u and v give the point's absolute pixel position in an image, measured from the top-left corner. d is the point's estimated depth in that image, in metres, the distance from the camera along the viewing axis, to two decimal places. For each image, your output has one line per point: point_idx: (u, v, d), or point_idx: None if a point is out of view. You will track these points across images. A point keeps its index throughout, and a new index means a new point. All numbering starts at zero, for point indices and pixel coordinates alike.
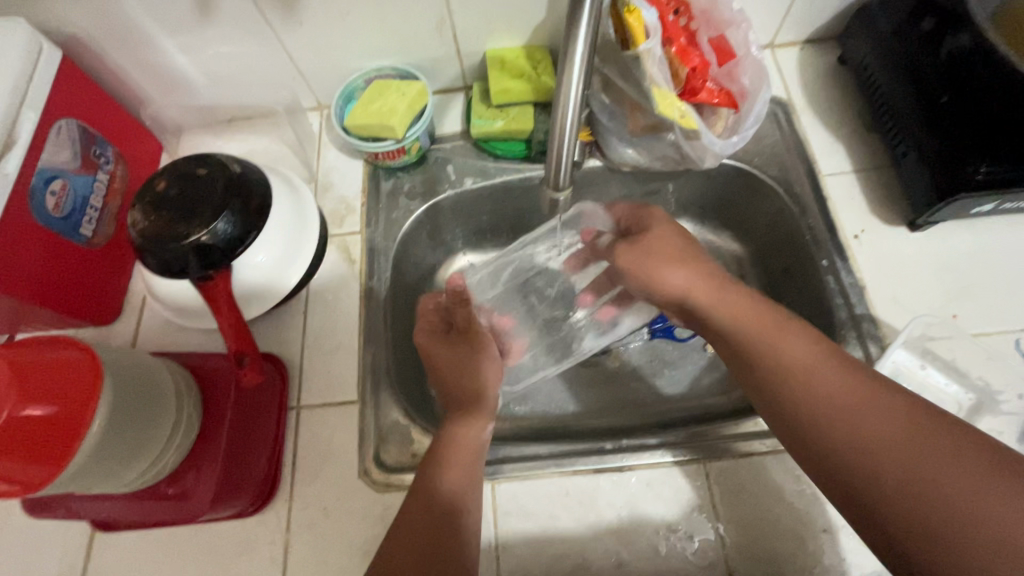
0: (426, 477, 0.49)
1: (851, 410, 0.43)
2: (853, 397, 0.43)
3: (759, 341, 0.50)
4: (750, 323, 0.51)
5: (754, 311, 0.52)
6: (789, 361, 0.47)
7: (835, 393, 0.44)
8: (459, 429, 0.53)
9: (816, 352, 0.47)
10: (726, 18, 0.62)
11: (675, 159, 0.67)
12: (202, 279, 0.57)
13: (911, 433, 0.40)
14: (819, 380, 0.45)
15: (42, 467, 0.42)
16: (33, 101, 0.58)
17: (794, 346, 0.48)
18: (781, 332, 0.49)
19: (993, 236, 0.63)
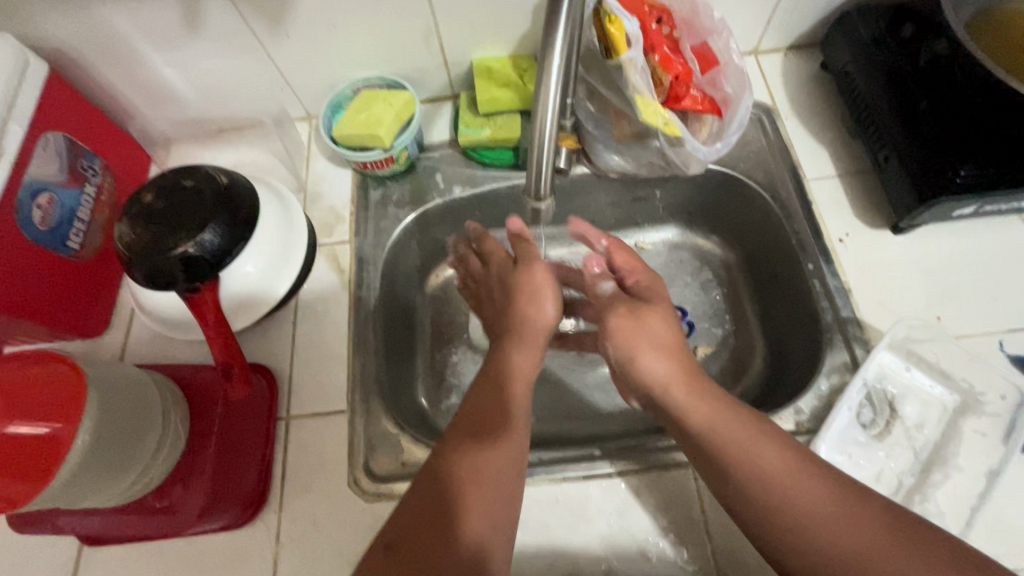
0: (421, 528, 0.43)
1: (833, 537, 0.42)
2: (835, 521, 0.43)
3: (731, 449, 0.48)
4: (721, 425, 0.49)
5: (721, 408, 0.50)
6: (769, 478, 0.46)
7: (816, 517, 0.43)
8: (462, 463, 0.47)
9: (789, 467, 0.46)
10: (706, 27, 0.64)
11: (661, 166, 0.67)
12: (190, 291, 0.57)
13: (899, 567, 0.40)
14: (799, 502, 0.44)
15: (27, 483, 0.42)
16: (19, 116, 0.58)
17: (767, 459, 0.46)
18: (750, 436, 0.48)
19: (976, 238, 0.64)
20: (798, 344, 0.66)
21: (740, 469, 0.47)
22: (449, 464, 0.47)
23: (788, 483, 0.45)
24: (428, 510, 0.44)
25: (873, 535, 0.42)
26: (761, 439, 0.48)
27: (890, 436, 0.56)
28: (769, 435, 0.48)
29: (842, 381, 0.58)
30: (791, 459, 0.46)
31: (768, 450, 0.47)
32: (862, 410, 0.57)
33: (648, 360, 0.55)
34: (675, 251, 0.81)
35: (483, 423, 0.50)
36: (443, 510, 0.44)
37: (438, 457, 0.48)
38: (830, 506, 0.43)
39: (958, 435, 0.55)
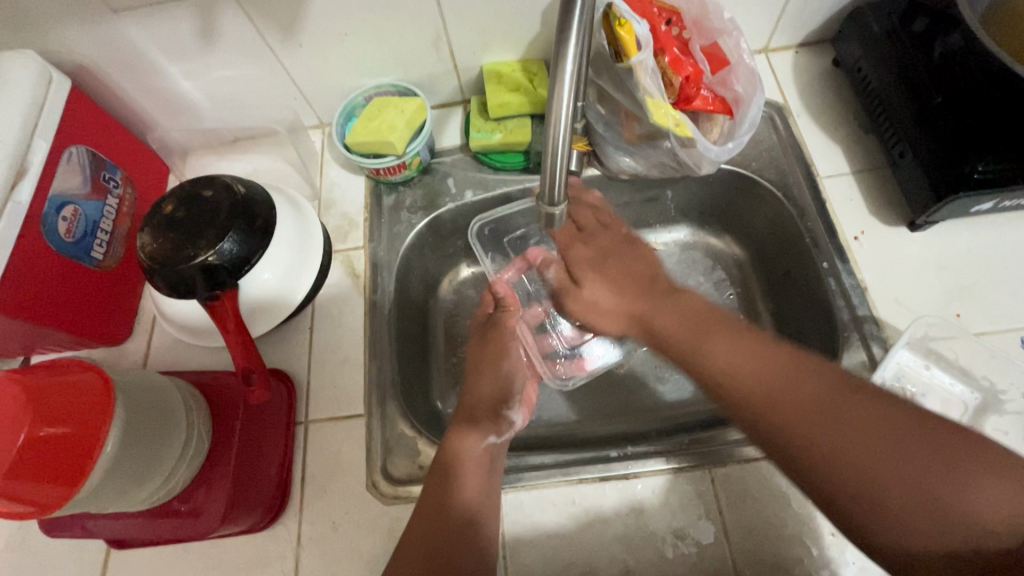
0: (433, 491, 0.52)
1: (789, 401, 0.44)
2: (787, 386, 0.45)
3: (692, 348, 0.51)
4: (685, 331, 0.52)
5: (685, 318, 0.54)
6: (724, 366, 0.48)
7: (772, 384, 0.46)
8: (459, 440, 0.55)
9: (747, 352, 0.48)
10: (716, 27, 0.63)
11: (672, 166, 0.67)
12: (211, 299, 0.58)
13: (849, 421, 0.42)
14: (753, 379, 0.46)
15: (58, 487, 0.43)
16: (44, 130, 0.60)
17: (722, 349, 0.49)
18: (710, 334, 0.51)
19: (995, 233, 0.63)
20: (813, 343, 0.65)
21: (702, 362, 0.50)
22: (452, 452, 0.54)
23: (740, 363, 0.48)
24: (433, 479, 0.53)
25: (823, 394, 0.44)
26: (721, 334, 0.51)
27: None
28: (722, 329, 0.51)
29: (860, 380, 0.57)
30: (746, 345, 0.49)
31: (726, 342, 0.50)
32: None
33: (600, 293, 0.60)
34: (687, 251, 0.81)
35: (479, 412, 0.58)
36: (444, 476, 0.53)
37: (442, 455, 0.54)
38: (786, 377, 0.45)
39: (979, 433, 0.55)
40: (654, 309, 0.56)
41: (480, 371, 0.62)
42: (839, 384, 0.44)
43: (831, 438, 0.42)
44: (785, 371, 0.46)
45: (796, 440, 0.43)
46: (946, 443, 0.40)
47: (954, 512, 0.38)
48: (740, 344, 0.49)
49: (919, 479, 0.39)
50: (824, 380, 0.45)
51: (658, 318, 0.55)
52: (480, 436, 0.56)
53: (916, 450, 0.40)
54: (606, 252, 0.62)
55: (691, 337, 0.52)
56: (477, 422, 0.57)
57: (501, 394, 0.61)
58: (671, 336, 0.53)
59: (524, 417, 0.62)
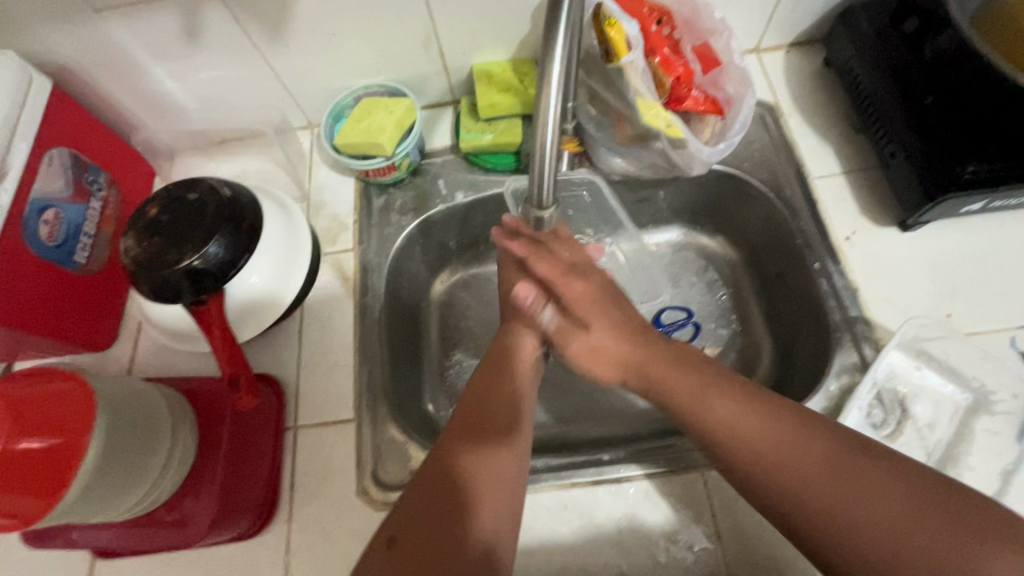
0: (433, 526, 0.42)
1: (796, 476, 0.41)
2: (793, 455, 0.42)
3: (692, 409, 0.48)
4: (682, 389, 0.49)
5: (680, 371, 0.50)
6: (725, 430, 0.45)
7: (775, 453, 0.43)
8: (468, 459, 0.47)
9: (749, 417, 0.45)
10: (708, 28, 0.63)
11: (664, 167, 0.67)
12: (196, 303, 0.57)
13: (864, 500, 0.39)
14: (759, 449, 0.44)
15: (37, 500, 0.42)
16: (24, 133, 0.59)
17: (724, 411, 0.46)
18: (708, 395, 0.48)
19: (986, 234, 0.63)
20: (805, 344, 0.65)
21: (702, 426, 0.47)
22: (468, 486, 0.45)
23: (741, 427, 0.45)
24: (436, 515, 0.43)
25: (833, 474, 0.41)
26: (719, 393, 0.47)
27: (899, 435, 0.56)
28: (720, 383, 0.48)
29: (852, 381, 0.57)
30: (748, 406, 0.46)
31: (726, 402, 0.47)
32: (872, 410, 0.56)
33: (604, 343, 0.54)
34: (679, 252, 0.80)
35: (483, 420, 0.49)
36: (452, 511, 0.43)
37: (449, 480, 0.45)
38: (793, 453, 0.42)
39: (969, 434, 0.55)
40: (653, 360, 0.52)
41: (479, 379, 0.53)
42: (851, 455, 0.41)
43: (844, 521, 0.39)
44: (784, 436, 0.43)
45: (802, 519, 0.41)
46: (969, 524, 0.37)
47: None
48: (743, 407, 0.46)
49: (942, 568, 0.36)
50: (830, 446, 0.42)
51: (657, 376, 0.51)
52: (503, 456, 0.48)
53: (938, 536, 0.37)
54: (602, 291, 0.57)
55: (691, 393, 0.48)
56: (489, 436, 0.48)
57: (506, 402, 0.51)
58: (672, 400, 0.49)
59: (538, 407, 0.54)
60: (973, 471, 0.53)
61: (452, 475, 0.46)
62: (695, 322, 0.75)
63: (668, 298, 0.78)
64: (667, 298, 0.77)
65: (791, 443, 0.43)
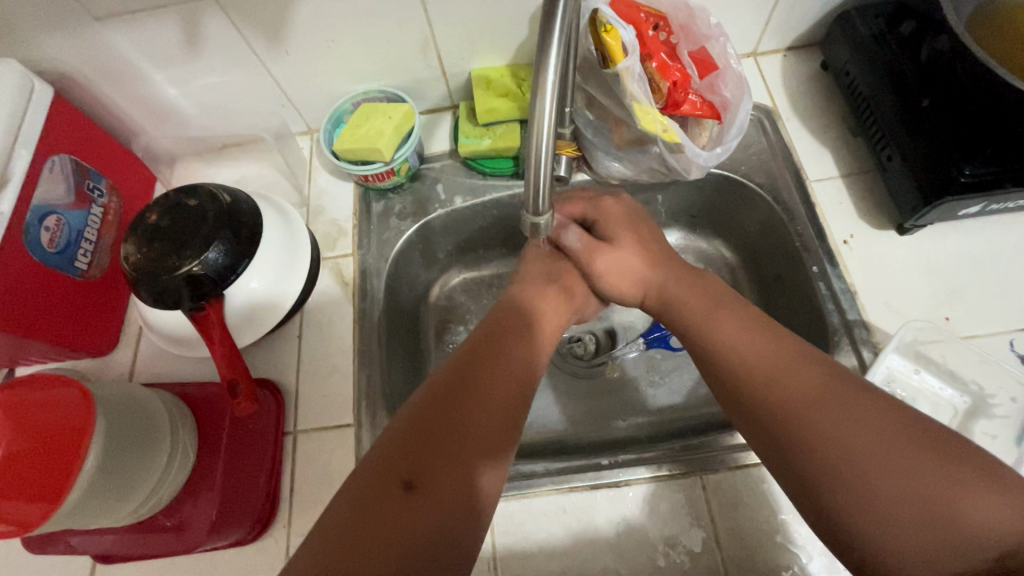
0: (435, 428, 0.41)
1: (792, 386, 0.44)
2: (790, 369, 0.45)
3: (705, 332, 0.51)
4: (700, 313, 0.52)
5: (700, 290, 0.54)
6: (731, 345, 0.48)
7: (771, 368, 0.45)
8: (477, 374, 0.45)
9: (759, 335, 0.48)
10: (704, 33, 0.64)
11: (662, 171, 0.67)
12: (196, 310, 0.58)
13: (857, 417, 0.40)
14: (761, 362, 0.46)
15: (41, 504, 0.43)
16: (26, 140, 0.59)
17: (726, 327, 0.50)
18: (720, 312, 0.51)
19: (984, 237, 0.63)
20: None
21: (710, 343, 0.50)
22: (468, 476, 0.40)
23: (748, 345, 0.48)
24: (438, 423, 0.41)
25: (824, 391, 0.43)
26: (727, 314, 0.51)
27: None
28: (733, 306, 0.52)
29: None
30: (755, 326, 0.49)
31: (736, 324, 0.50)
32: None
33: (625, 262, 0.58)
34: (678, 255, 0.80)
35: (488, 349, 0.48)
36: (452, 425, 0.42)
37: (435, 476, 0.39)
38: (789, 368, 0.45)
39: (968, 438, 0.54)
40: (671, 280, 0.56)
41: (478, 362, 0.46)
42: (848, 382, 0.43)
43: (830, 436, 0.40)
44: (785, 355, 0.46)
45: (788, 427, 0.42)
46: (946, 453, 0.38)
47: (945, 519, 0.36)
48: (751, 330, 0.48)
49: (909, 485, 0.37)
50: (831, 376, 0.43)
51: (671, 295, 0.55)
52: (501, 447, 0.43)
53: (911, 455, 0.38)
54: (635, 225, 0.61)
55: (704, 312, 0.52)
56: (490, 411, 0.43)
57: (516, 382, 0.46)
58: (691, 325, 0.52)
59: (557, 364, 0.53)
60: None
61: (446, 455, 0.40)
62: None
63: None
64: None
65: (789, 367, 0.45)
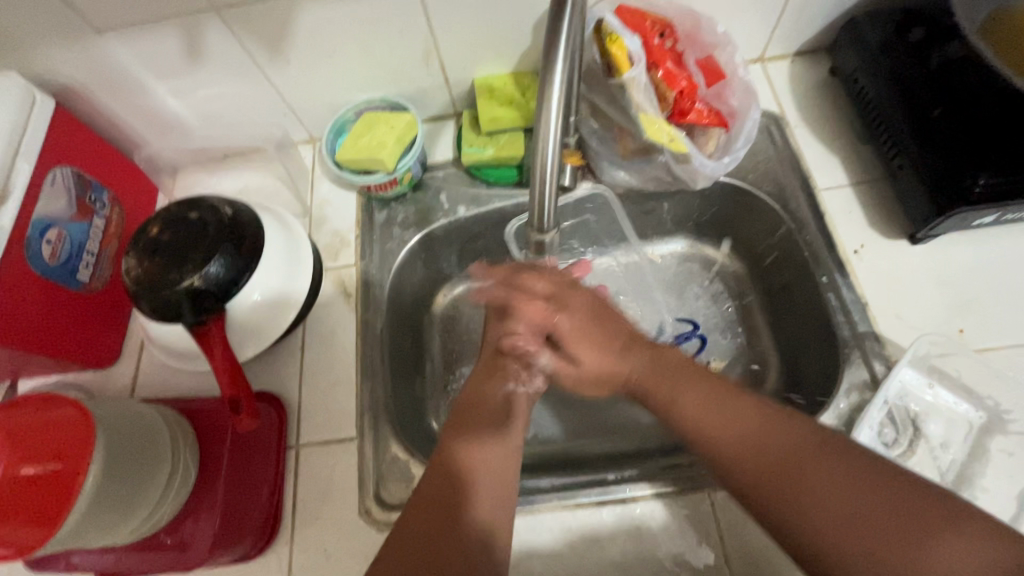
0: (433, 510, 0.46)
1: (761, 459, 0.44)
2: (743, 432, 0.46)
3: (670, 402, 0.51)
4: (657, 383, 0.52)
5: (663, 364, 0.53)
6: (692, 416, 0.49)
7: (743, 438, 0.46)
8: (464, 447, 0.50)
9: (720, 401, 0.48)
10: (710, 40, 0.63)
11: (667, 180, 0.67)
12: (197, 324, 0.56)
13: (823, 476, 0.42)
14: (725, 432, 0.46)
15: (37, 529, 0.42)
16: (27, 153, 0.59)
17: (695, 400, 0.49)
18: (685, 386, 0.51)
19: (999, 247, 0.62)
20: (814, 359, 0.64)
21: (683, 421, 0.49)
22: (460, 472, 0.48)
23: (711, 412, 0.48)
24: (434, 495, 0.47)
25: (792, 451, 0.44)
26: (692, 387, 0.50)
27: (913, 456, 0.54)
28: (703, 380, 0.50)
29: (862, 400, 0.56)
30: (719, 399, 0.48)
31: (701, 395, 0.49)
32: (883, 428, 0.55)
33: (590, 357, 0.56)
34: (684, 264, 0.79)
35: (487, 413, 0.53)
36: (450, 493, 0.47)
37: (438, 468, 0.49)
38: (760, 428, 0.45)
39: (983, 454, 0.53)
40: (637, 370, 0.54)
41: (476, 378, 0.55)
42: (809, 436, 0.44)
43: (792, 496, 0.42)
44: (758, 426, 0.46)
45: (761, 481, 0.44)
46: (912, 503, 0.39)
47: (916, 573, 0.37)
48: (718, 400, 0.48)
49: (879, 544, 0.38)
50: (799, 432, 0.44)
51: (642, 380, 0.53)
52: (488, 448, 0.50)
53: (877, 512, 0.39)
54: (588, 316, 0.56)
55: (669, 387, 0.51)
56: (482, 422, 0.52)
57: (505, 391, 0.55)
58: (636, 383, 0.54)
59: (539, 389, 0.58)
60: (986, 493, 0.51)
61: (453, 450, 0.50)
62: (701, 334, 0.75)
63: (674, 311, 0.77)
64: (673, 311, 0.77)
65: (762, 437, 0.45)
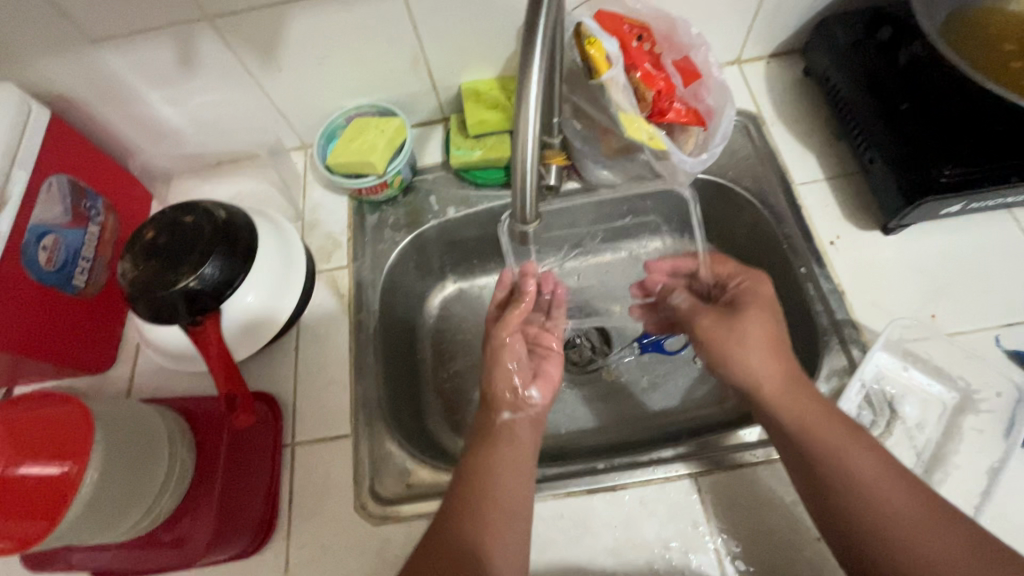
0: (453, 523, 0.48)
1: (918, 545, 0.43)
2: (905, 513, 0.44)
3: (827, 459, 0.48)
4: (825, 433, 0.49)
5: (826, 412, 0.51)
6: (857, 486, 0.46)
7: (903, 527, 0.44)
8: (483, 452, 0.53)
9: (886, 471, 0.47)
10: (685, 42, 0.65)
11: (648, 176, 0.71)
12: (192, 324, 0.58)
13: None
14: (883, 514, 0.45)
15: (38, 522, 0.43)
16: (24, 162, 0.60)
17: (865, 469, 0.47)
18: (852, 449, 0.48)
19: (966, 235, 0.64)
20: (796, 347, 0.66)
21: (841, 481, 0.47)
22: (470, 477, 0.51)
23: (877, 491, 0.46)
24: (455, 504, 0.49)
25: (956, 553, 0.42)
26: (860, 455, 0.48)
27: (891, 437, 0.56)
28: (871, 447, 0.48)
29: (842, 384, 0.58)
30: (889, 478, 0.46)
31: (868, 462, 0.47)
32: (862, 411, 0.57)
33: (754, 363, 0.55)
34: None
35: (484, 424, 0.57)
36: (461, 504, 0.49)
37: (462, 467, 0.53)
38: (924, 517, 0.44)
39: (956, 433, 0.55)
40: (797, 404, 0.51)
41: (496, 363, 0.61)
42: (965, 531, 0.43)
43: None
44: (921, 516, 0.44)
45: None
46: None
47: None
48: (887, 479, 0.46)
49: None
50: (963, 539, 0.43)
51: (792, 423, 0.51)
52: (504, 452, 0.53)
53: None
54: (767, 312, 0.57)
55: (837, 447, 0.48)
56: (489, 440, 0.55)
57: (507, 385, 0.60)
58: (788, 419, 0.51)
59: (543, 395, 0.61)
60: (959, 470, 0.53)
61: (478, 447, 0.54)
62: None
63: None
64: None
65: (925, 531, 0.43)
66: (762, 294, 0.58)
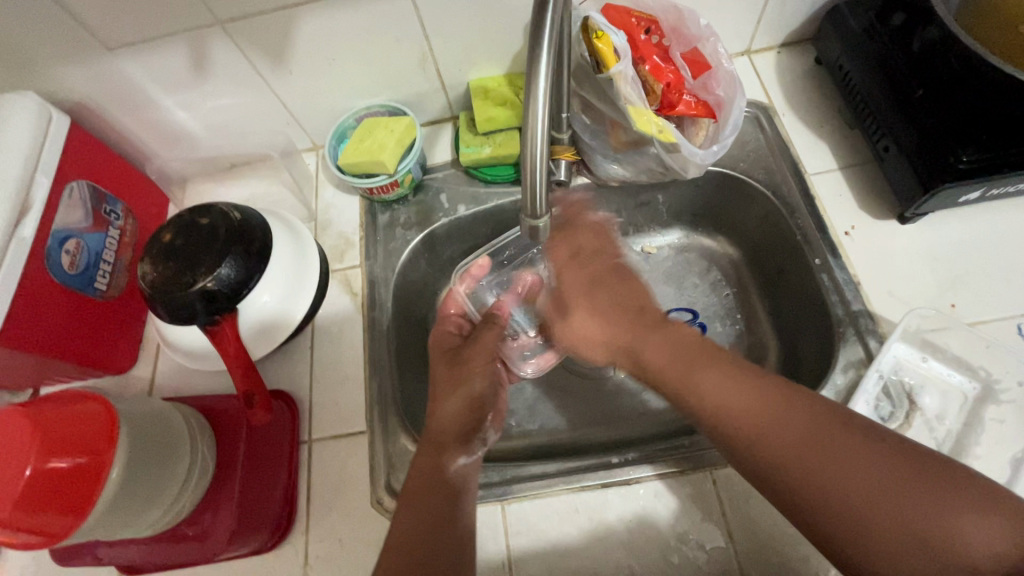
0: (422, 475, 0.51)
1: (770, 437, 0.44)
2: (778, 421, 0.44)
3: (681, 378, 0.50)
4: (672, 360, 0.51)
5: (671, 343, 0.52)
6: (713, 399, 0.47)
7: (757, 429, 0.45)
8: (440, 407, 0.56)
9: (739, 391, 0.47)
10: (694, 34, 0.65)
11: (660, 171, 0.68)
12: (210, 325, 0.59)
13: (840, 455, 0.41)
14: (737, 411, 0.46)
15: (67, 517, 0.45)
16: (45, 168, 0.62)
17: (712, 382, 0.48)
18: (699, 368, 0.49)
19: (987, 223, 0.63)
20: (811, 338, 0.65)
21: (693, 392, 0.48)
22: (439, 431, 0.54)
23: (727, 396, 0.47)
24: (428, 484, 0.50)
25: (809, 429, 0.43)
26: (711, 367, 0.49)
27: (909, 428, 0.55)
28: (712, 363, 0.49)
29: (859, 376, 0.57)
30: (734, 382, 0.47)
31: (714, 374, 0.48)
32: (880, 402, 0.56)
33: (588, 324, 0.59)
34: (681, 254, 0.81)
35: (469, 417, 0.56)
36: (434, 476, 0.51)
37: (431, 433, 0.54)
38: (777, 410, 0.45)
39: (978, 424, 0.54)
40: (641, 343, 0.54)
41: (443, 392, 0.57)
42: (827, 419, 0.44)
43: (814, 476, 0.41)
44: (768, 407, 0.45)
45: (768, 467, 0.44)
46: (931, 481, 0.40)
47: (945, 548, 0.38)
48: (733, 380, 0.47)
49: (901, 520, 0.39)
50: (816, 413, 0.44)
51: (648, 357, 0.53)
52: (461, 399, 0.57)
53: (898, 482, 0.40)
54: (593, 284, 0.60)
55: (683, 368, 0.50)
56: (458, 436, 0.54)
57: (472, 412, 0.57)
58: (643, 356, 0.53)
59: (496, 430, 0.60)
60: (981, 462, 0.52)
61: (437, 439, 0.54)
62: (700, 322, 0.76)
63: (672, 300, 0.78)
64: (671, 301, 0.78)
65: (778, 420, 0.44)
66: (580, 288, 0.61)
